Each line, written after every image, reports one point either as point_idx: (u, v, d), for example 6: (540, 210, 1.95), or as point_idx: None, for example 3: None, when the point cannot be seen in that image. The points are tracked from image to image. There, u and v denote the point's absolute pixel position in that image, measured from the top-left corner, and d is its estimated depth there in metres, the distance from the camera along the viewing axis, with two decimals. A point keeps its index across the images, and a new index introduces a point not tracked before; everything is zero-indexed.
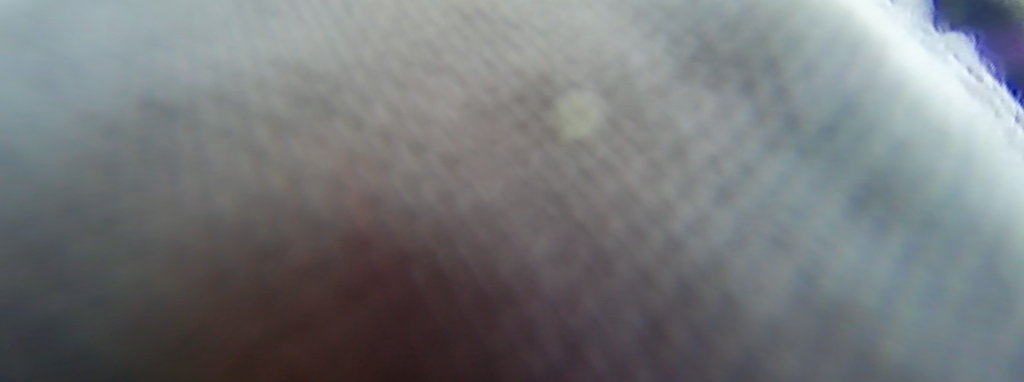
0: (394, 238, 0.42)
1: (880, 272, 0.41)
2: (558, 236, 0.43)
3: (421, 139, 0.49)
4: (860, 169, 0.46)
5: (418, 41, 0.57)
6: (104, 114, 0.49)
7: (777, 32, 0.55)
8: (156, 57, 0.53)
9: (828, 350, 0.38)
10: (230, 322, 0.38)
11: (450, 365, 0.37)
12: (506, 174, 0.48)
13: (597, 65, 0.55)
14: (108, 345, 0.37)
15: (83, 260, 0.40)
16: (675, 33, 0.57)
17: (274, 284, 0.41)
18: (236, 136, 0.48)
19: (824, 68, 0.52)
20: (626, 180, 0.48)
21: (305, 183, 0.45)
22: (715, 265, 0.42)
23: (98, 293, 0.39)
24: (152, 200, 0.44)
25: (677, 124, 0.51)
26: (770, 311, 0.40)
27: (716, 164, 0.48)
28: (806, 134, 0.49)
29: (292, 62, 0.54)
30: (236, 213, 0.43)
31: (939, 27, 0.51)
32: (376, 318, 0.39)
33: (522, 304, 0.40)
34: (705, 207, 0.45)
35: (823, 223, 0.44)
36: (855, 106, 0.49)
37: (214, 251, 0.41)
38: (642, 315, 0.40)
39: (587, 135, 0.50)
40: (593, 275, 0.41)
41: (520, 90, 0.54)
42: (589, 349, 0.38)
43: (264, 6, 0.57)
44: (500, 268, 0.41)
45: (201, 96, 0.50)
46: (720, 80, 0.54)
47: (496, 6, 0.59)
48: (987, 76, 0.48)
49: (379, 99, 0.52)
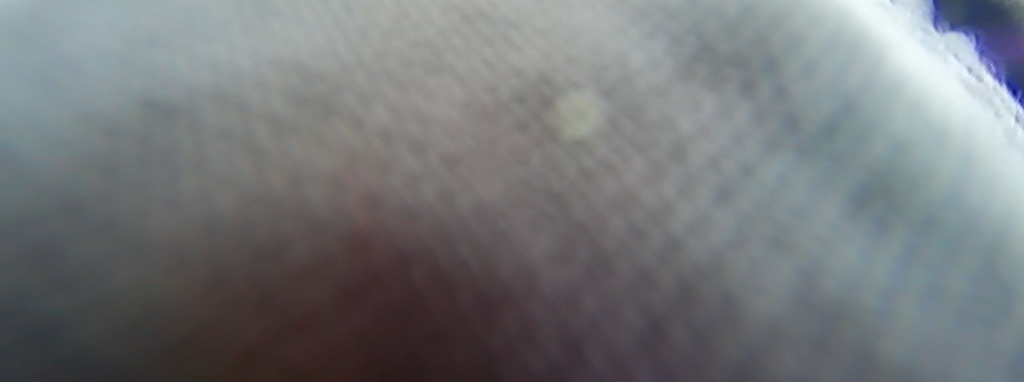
0: (394, 238, 0.42)
1: (880, 272, 0.41)
2: (559, 237, 0.43)
3: (421, 139, 0.49)
4: (860, 169, 0.46)
5: (418, 41, 0.56)
6: (104, 114, 0.49)
7: (777, 31, 0.55)
8: (156, 58, 0.53)
9: (829, 350, 0.38)
10: (230, 322, 0.39)
11: (450, 365, 0.37)
12: (507, 174, 0.48)
13: (597, 65, 0.55)
14: (109, 346, 0.37)
15: (83, 261, 0.41)
16: (675, 32, 0.57)
17: (274, 284, 0.41)
18: (236, 136, 0.48)
19: (824, 68, 0.52)
20: (626, 180, 0.48)
21: (305, 183, 0.45)
22: (715, 265, 0.42)
23: (98, 293, 0.39)
24: (153, 200, 0.44)
25: (677, 124, 0.51)
26: (770, 311, 0.40)
27: (716, 164, 0.48)
28: (807, 134, 0.49)
29: (292, 62, 0.54)
30: (237, 213, 0.43)
31: (939, 26, 0.51)
32: (377, 318, 0.39)
33: (522, 304, 0.40)
34: (705, 208, 0.46)
35: (823, 223, 0.44)
36: (855, 106, 0.49)
37: (215, 251, 0.41)
38: (642, 315, 0.40)
39: (587, 135, 0.50)
40: (593, 275, 0.41)
41: (520, 90, 0.54)
42: (589, 349, 0.38)
43: (264, 6, 0.57)
44: (501, 268, 0.42)
45: (201, 96, 0.50)
46: (720, 80, 0.54)
47: (495, 6, 0.59)
48: (987, 76, 0.48)
49: (379, 99, 0.52)
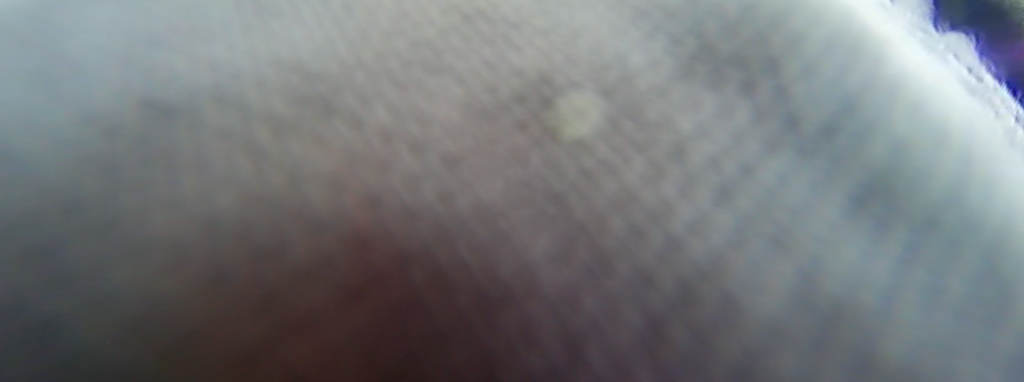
0: (394, 238, 0.42)
1: (880, 273, 0.41)
2: (559, 237, 0.43)
3: (421, 139, 0.49)
4: (861, 169, 0.46)
5: (418, 41, 0.57)
6: (104, 114, 0.49)
7: (776, 31, 0.55)
8: (156, 57, 0.53)
9: (828, 349, 0.38)
10: (231, 323, 0.39)
11: (450, 364, 0.37)
12: (507, 174, 0.48)
13: (598, 64, 0.55)
14: (109, 346, 0.37)
15: (84, 260, 0.41)
16: (675, 32, 0.57)
17: (275, 284, 0.41)
18: (235, 135, 0.48)
19: (824, 67, 0.52)
20: (625, 180, 0.48)
21: (305, 182, 0.46)
22: (714, 265, 0.42)
23: (99, 293, 0.39)
24: (152, 200, 0.44)
25: (678, 124, 0.51)
26: (771, 312, 0.40)
27: (716, 164, 0.48)
28: (806, 134, 0.49)
29: (292, 62, 0.53)
30: (237, 213, 0.44)
31: (939, 27, 0.51)
32: (377, 318, 0.39)
33: (523, 304, 0.40)
34: (705, 208, 0.46)
35: (823, 223, 0.44)
36: (855, 107, 0.49)
37: (216, 250, 0.42)
38: (642, 315, 0.40)
39: (587, 135, 0.50)
40: (593, 275, 0.41)
41: (520, 90, 0.54)
42: (589, 348, 0.38)
43: (263, 6, 0.57)
44: (501, 268, 0.42)
45: (202, 95, 0.51)
46: (721, 80, 0.54)
47: (495, 6, 0.59)
48: (987, 76, 0.48)
49: (379, 99, 0.52)
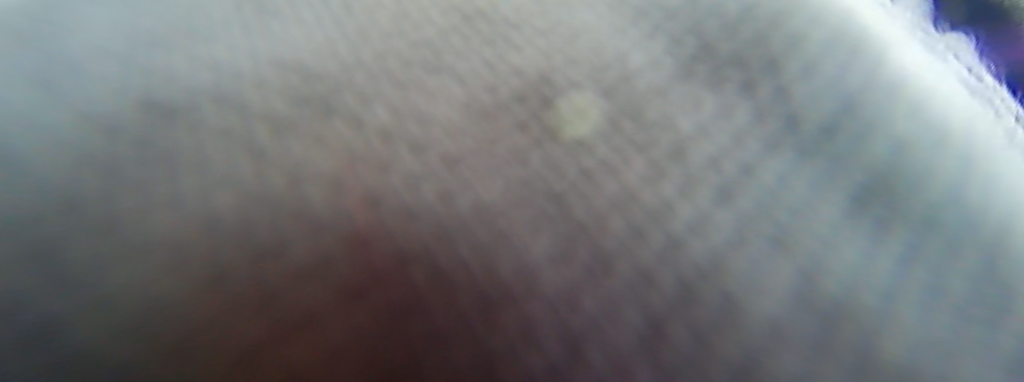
0: (395, 238, 0.43)
1: (881, 273, 0.41)
2: (559, 237, 0.44)
3: (421, 139, 0.49)
4: (861, 169, 0.46)
5: (418, 42, 0.57)
6: (104, 115, 0.49)
7: (776, 31, 0.55)
8: (156, 57, 0.53)
9: (829, 350, 0.38)
10: (230, 323, 0.39)
11: (450, 364, 0.37)
12: (507, 174, 0.48)
13: (598, 65, 0.55)
14: (109, 347, 0.37)
15: (84, 260, 0.41)
16: (675, 32, 0.57)
17: (274, 284, 0.41)
18: (235, 135, 0.48)
19: (824, 67, 0.52)
20: (625, 180, 0.48)
21: (304, 182, 0.46)
22: (714, 265, 0.42)
23: (99, 293, 0.39)
24: (153, 200, 0.44)
25: (678, 124, 0.51)
26: (770, 312, 0.40)
27: (716, 164, 0.48)
28: (806, 134, 0.49)
29: (292, 62, 0.54)
30: (237, 213, 0.44)
31: (939, 26, 0.52)
32: (377, 318, 0.39)
33: (523, 304, 0.40)
34: (704, 208, 0.46)
35: (823, 224, 0.44)
36: (855, 107, 0.49)
37: (215, 250, 0.42)
38: (642, 315, 0.40)
39: (587, 135, 0.50)
40: (592, 275, 0.42)
41: (520, 90, 0.54)
42: (589, 348, 0.38)
43: (263, 6, 0.57)
44: (501, 269, 0.42)
45: (202, 95, 0.51)
46: (721, 79, 0.54)
47: (495, 7, 0.59)
48: (987, 76, 0.49)
49: (379, 99, 0.52)
